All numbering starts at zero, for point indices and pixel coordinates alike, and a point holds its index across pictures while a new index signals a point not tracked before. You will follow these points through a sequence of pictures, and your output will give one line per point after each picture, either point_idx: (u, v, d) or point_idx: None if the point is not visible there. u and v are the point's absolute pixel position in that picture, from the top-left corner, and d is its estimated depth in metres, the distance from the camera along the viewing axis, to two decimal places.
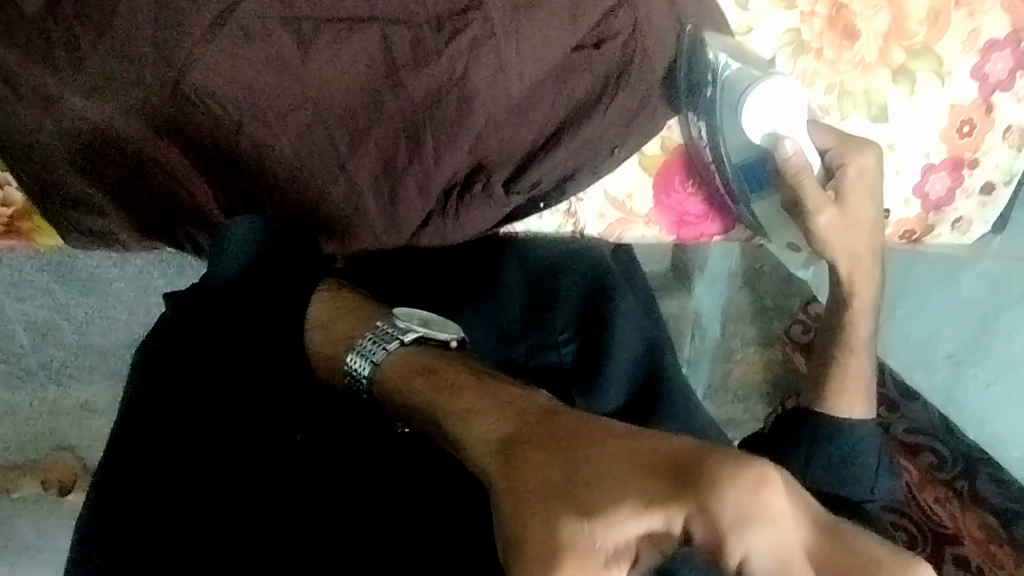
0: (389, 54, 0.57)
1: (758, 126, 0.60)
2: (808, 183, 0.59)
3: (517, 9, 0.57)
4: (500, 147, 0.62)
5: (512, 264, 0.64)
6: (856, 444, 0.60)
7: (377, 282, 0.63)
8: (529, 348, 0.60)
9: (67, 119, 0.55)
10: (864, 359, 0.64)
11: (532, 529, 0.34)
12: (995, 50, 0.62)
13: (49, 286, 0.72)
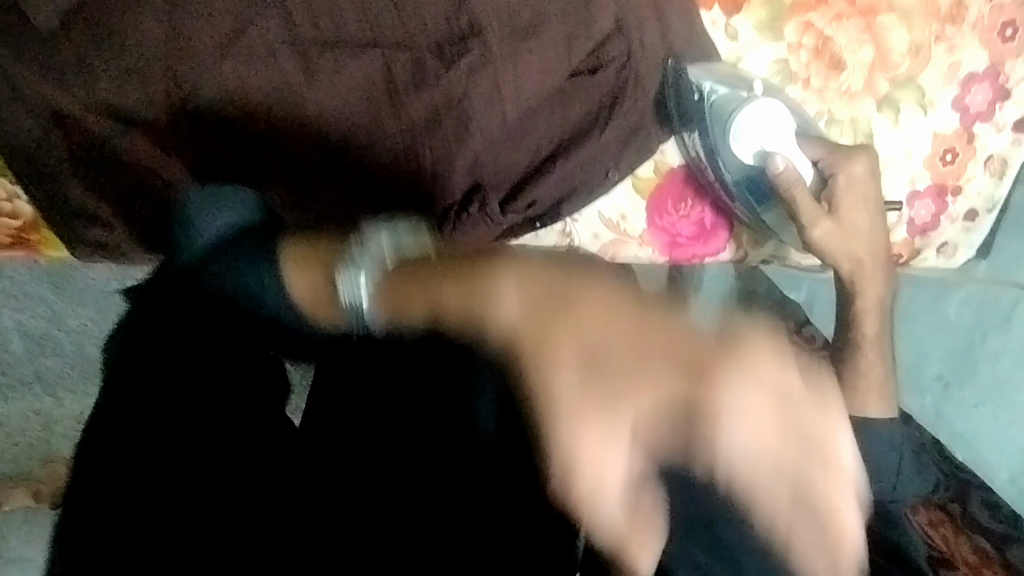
0: (391, 78, 0.59)
1: (747, 144, 0.63)
2: (801, 194, 0.61)
3: (515, 37, 0.59)
4: (496, 168, 0.64)
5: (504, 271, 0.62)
6: (879, 443, 0.61)
7: None
8: None
9: (76, 134, 0.57)
10: (878, 356, 0.61)
11: (560, 379, 0.39)
12: (975, 83, 0.65)
13: (44, 295, 0.74)
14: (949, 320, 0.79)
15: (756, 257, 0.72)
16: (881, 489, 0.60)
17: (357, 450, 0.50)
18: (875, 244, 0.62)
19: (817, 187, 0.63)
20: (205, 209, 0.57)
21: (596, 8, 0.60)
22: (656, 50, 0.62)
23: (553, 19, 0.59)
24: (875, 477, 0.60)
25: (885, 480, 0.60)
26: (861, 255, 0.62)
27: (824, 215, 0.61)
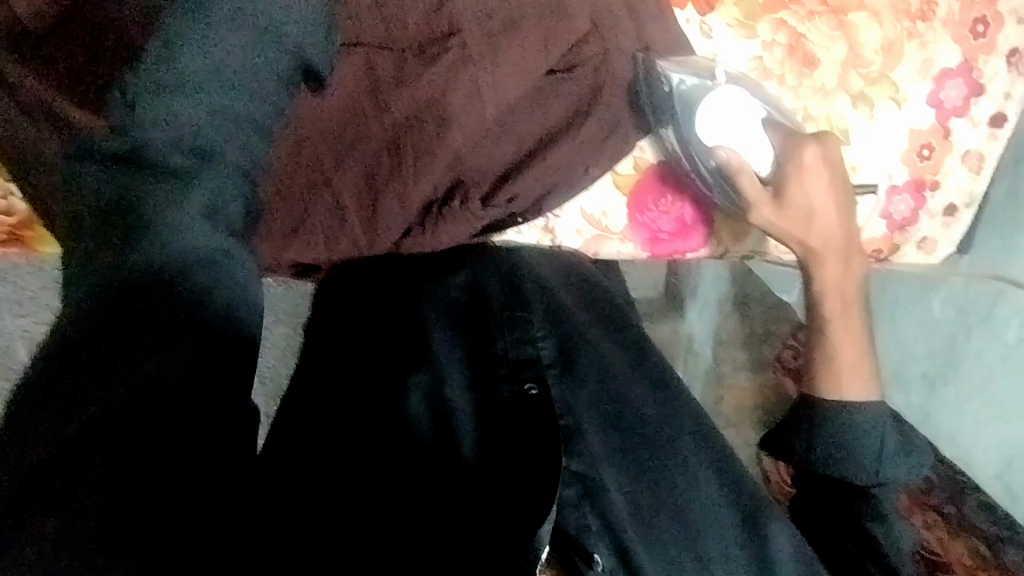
0: (373, 78, 0.61)
1: (712, 128, 0.64)
2: (746, 178, 0.63)
3: (493, 37, 0.61)
4: (477, 165, 0.65)
5: (490, 271, 0.64)
6: (864, 431, 0.61)
7: (355, 291, 0.65)
8: (506, 344, 0.58)
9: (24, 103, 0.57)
10: (844, 342, 0.64)
11: None
12: (949, 78, 0.66)
13: None
14: (933, 315, 0.79)
15: (736, 251, 0.74)
16: (867, 478, 0.60)
17: (330, 433, 0.54)
18: (833, 229, 0.64)
19: (771, 176, 0.64)
20: (174, 129, 0.51)
21: (571, 10, 0.62)
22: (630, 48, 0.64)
23: (529, 20, 0.61)
24: (861, 467, 0.60)
25: (872, 470, 0.60)
26: (816, 241, 0.64)
27: (773, 204, 0.64)
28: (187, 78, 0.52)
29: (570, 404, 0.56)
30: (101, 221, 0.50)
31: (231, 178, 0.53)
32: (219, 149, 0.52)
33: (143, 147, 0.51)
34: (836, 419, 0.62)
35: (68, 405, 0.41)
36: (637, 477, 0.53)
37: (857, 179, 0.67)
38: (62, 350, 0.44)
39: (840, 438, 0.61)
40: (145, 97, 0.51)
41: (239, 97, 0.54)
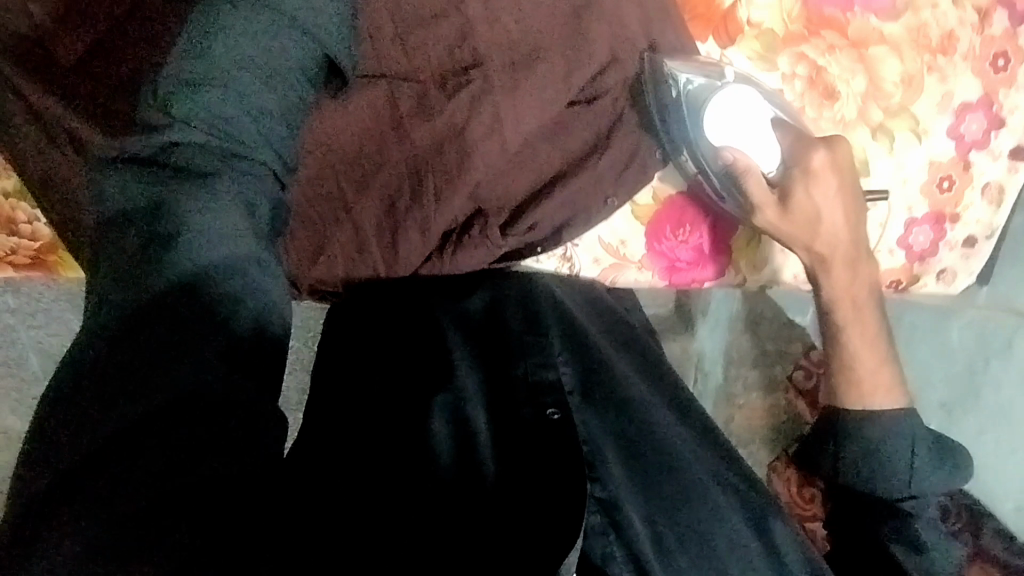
0: (394, 107, 0.61)
1: (720, 129, 0.65)
2: (753, 182, 0.63)
3: (514, 69, 0.61)
4: (496, 194, 0.65)
5: (512, 297, 0.64)
6: (891, 447, 0.61)
7: (374, 311, 0.65)
8: (526, 368, 0.57)
9: (52, 127, 0.60)
10: (863, 359, 0.63)
11: None
12: (969, 111, 0.65)
13: (63, 315, 0.76)
14: (953, 346, 0.77)
15: (754, 281, 0.73)
16: (892, 492, 0.62)
17: (349, 453, 0.52)
18: (840, 235, 0.64)
19: (778, 176, 0.64)
20: (199, 128, 0.50)
21: (593, 41, 0.62)
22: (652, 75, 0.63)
23: (551, 51, 0.61)
24: (885, 482, 0.61)
25: (897, 485, 0.61)
26: (823, 247, 0.64)
27: (778, 208, 0.63)
28: (212, 74, 0.51)
29: (588, 426, 0.56)
30: (127, 223, 0.49)
31: (255, 181, 0.51)
32: (245, 150, 0.51)
33: (172, 147, 0.50)
34: (861, 435, 0.62)
35: (102, 418, 0.42)
36: (654, 499, 0.53)
37: (875, 211, 0.67)
38: (93, 357, 0.44)
39: (865, 453, 0.61)
40: (171, 93, 0.50)
41: (264, 92, 0.52)
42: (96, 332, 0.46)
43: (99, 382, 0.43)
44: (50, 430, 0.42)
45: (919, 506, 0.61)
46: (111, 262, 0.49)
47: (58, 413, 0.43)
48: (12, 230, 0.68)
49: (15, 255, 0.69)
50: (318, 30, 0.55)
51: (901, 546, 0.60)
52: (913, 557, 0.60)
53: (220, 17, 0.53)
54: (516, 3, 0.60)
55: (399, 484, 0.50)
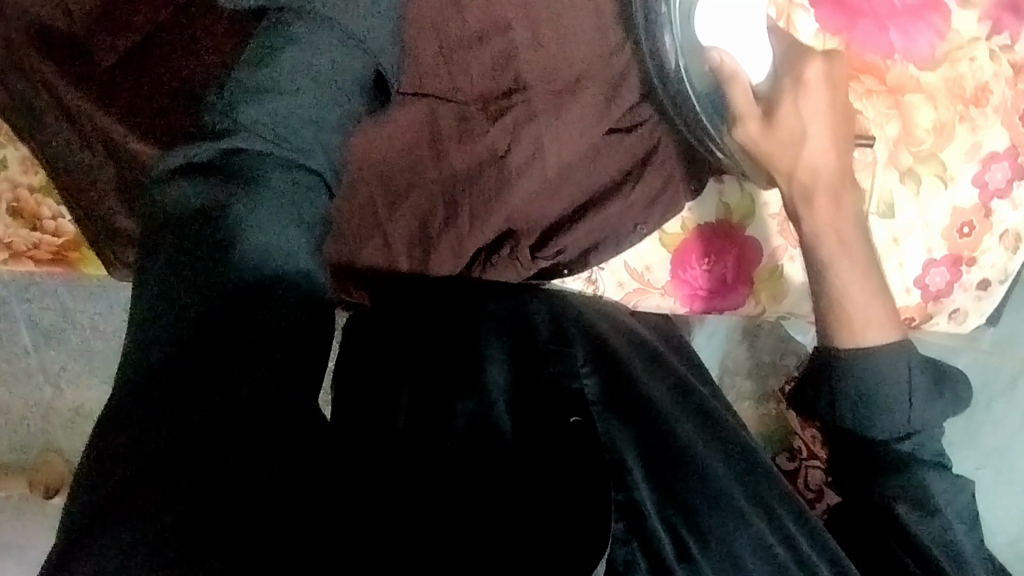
0: (434, 128, 0.62)
1: (708, 35, 0.58)
2: (740, 90, 0.57)
3: (557, 96, 0.61)
4: (528, 214, 0.65)
5: (543, 308, 0.66)
6: (891, 386, 0.55)
7: (400, 321, 0.65)
8: (557, 373, 0.59)
9: (91, 129, 0.62)
10: (856, 299, 0.56)
11: None
12: (995, 161, 0.67)
13: (59, 292, 0.90)
14: None
15: (773, 312, 0.75)
16: (891, 434, 0.56)
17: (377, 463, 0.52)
18: (821, 160, 0.56)
19: (767, 88, 0.58)
20: (259, 133, 0.49)
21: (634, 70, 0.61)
22: (669, 58, 0.58)
23: (593, 80, 0.61)
24: (886, 423, 0.56)
25: (896, 425, 0.56)
26: (804, 173, 0.57)
27: (762, 121, 0.57)
28: (277, 85, 0.51)
29: (612, 436, 0.55)
30: (172, 227, 0.48)
31: (305, 190, 0.50)
32: (298, 160, 0.50)
33: (226, 153, 0.49)
34: (861, 378, 0.55)
35: (140, 430, 0.42)
36: (673, 502, 0.53)
37: (896, 252, 0.69)
38: (145, 367, 0.44)
39: (866, 396, 0.55)
40: (238, 103, 0.50)
41: (324, 106, 0.52)
42: (144, 341, 0.45)
43: (145, 391, 0.43)
44: (101, 445, 0.42)
45: (917, 445, 0.57)
46: (155, 268, 0.47)
47: (103, 423, 0.43)
48: (35, 225, 0.68)
49: (36, 250, 0.69)
50: (369, 50, 0.55)
51: (903, 495, 0.56)
52: (915, 500, 0.56)
53: (289, 32, 0.54)
54: (563, 26, 0.60)
55: (429, 484, 0.49)
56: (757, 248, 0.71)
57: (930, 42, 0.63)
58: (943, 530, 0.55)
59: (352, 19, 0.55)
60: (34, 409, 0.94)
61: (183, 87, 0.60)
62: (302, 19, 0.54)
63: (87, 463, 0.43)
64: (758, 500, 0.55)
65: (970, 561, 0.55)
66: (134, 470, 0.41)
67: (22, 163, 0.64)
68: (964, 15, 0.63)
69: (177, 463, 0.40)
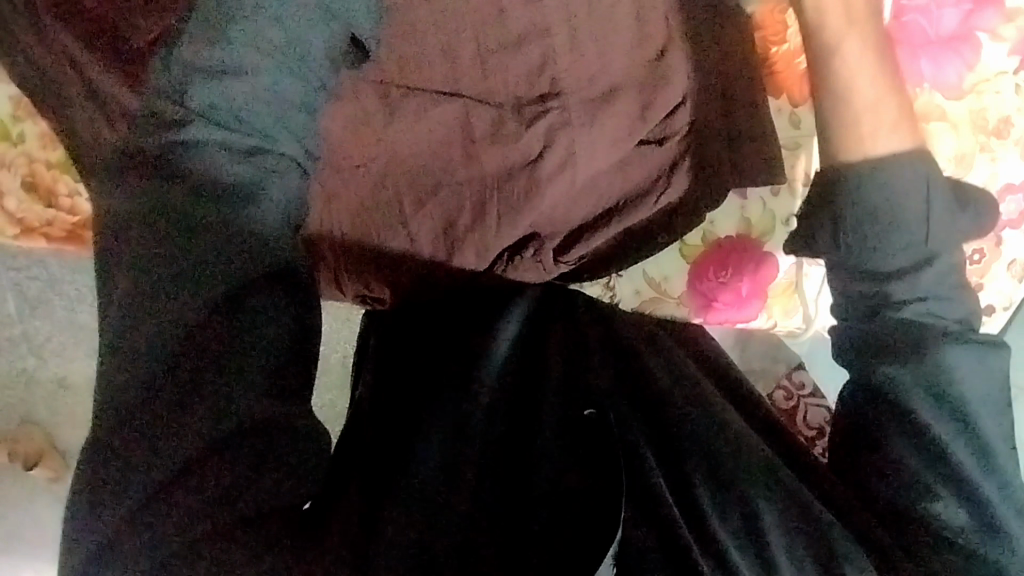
0: (468, 127, 0.61)
1: None
2: None
3: (592, 103, 0.61)
4: (552, 218, 0.65)
5: (562, 304, 0.66)
6: (903, 201, 0.52)
7: (416, 315, 0.66)
8: (570, 357, 0.60)
9: None
10: (865, 86, 0.54)
11: None
12: (1011, 193, 0.68)
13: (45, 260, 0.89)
14: None
15: (785, 326, 0.76)
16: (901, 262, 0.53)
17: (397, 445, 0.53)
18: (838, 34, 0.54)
19: None
20: (223, 124, 0.46)
21: (670, 78, 0.61)
22: None
23: (629, 89, 0.61)
24: (897, 247, 0.53)
25: (908, 251, 0.53)
26: None
27: None
28: (231, 67, 0.46)
29: (626, 421, 0.56)
30: (147, 225, 0.47)
31: (279, 174, 0.48)
32: (262, 144, 0.47)
33: (192, 148, 0.47)
34: (863, 200, 0.52)
35: (174, 427, 0.42)
36: (692, 501, 0.53)
37: None
38: (174, 357, 0.43)
39: (863, 212, 0.52)
40: (187, 85, 0.46)
41: (286, 83, 0.47)
42: (168, 326, 0.45)
43: (179, 383, 0.43)
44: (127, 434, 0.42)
45: (936, 272, 0.53)
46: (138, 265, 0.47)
47: (125, 414, 0.43)
48: (51, 202, 0.66)
49: (51, 226, 0.68)
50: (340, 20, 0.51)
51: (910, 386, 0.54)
52: (940, 396, 0.54)
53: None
54: (604, 32, 0.59)
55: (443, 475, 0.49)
56: (774, 260, 0.71)
57: (959, 72, 0.63)
58: (964, 419, 0.54)
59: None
60: (18, 382, 0.93)
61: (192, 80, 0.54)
62: None
63: (113, 454, 0.42)
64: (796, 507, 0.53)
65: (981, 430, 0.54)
66: (173, 468, 0.42)
67: (41, 139, 0.63)
68: (994, 48, 0.63)
69: (220, 464, 0.42)
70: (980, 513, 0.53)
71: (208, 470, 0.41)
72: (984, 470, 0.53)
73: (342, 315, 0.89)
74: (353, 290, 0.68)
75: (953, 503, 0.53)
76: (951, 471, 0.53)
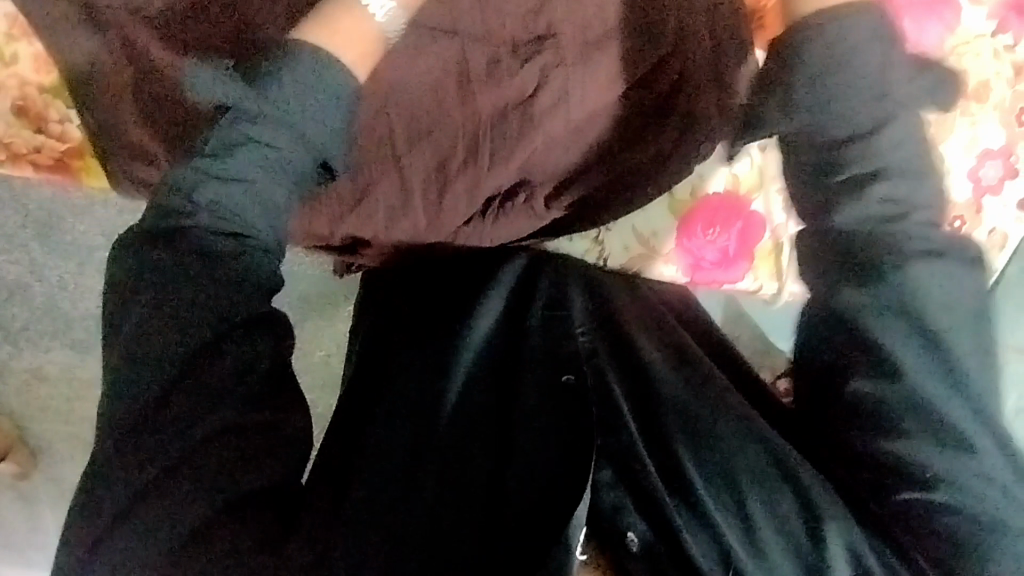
0: (463, 65, 0.62)
1: None
2: None
3: (587, 45, 0.62)
4: (544, 166, 0.67)
5: (543, 273, 0.66)
6: (861, 56, 0.53)
7: (404, 275, 0.67)
8: (543, 318, 0.61)
9: (110, 30, 0.61)
10: None
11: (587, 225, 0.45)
12: (989, 158, 0.70)
13: (30, 242, 0.88)
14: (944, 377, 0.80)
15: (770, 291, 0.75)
16: (859, 128, 0.54)
17: (391, 407, 0.55)
18: None
19: None
20: (222, 182, 0.48)
21: (659, 17, 0.62)
22: None
23: (622, 33, 0.62)
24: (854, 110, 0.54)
25: (870, 111, 0.54)
26: None
27: None
28: (220, 142, 0.49)
29: (601, 374, 0.58)
30: (153, 265, 0.48)
31: (244, 244, 0.48)
32: (264, 196, 0.48)
33: (172, 215, 0.48)
34: (835, 61, 0.53)
35: (178, 351, 0.47)
36: (665, 457, 0.55)
37: None
38: (172, 309, 0.47)
39: (836, 71, 0.53)
40: (202, 155, 0.49)
41: (282, 143, 0.48)
42: (172, 283, 0.47)
43: (177, 319, 0.47)
44: (144, 356, 0.47)
45: (887, 139, 0.54)
46: (142, 290, 0.48)
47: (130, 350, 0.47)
48: (41, 128, 0.67)
49: (38, 153, 0.68)
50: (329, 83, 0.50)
51: (888, 315, 0.55)
52: (913, 323, 0.55)
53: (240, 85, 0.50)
54: None
55: (430, 465, 0.51)
56: (761, 219, 0.73)
57: (939, 34, 0.65)
58: (934, 342, 0.54)
59: (298, 77, 0.49)
60: None
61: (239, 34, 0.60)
62: (259, 70, 0.50)
63: (133, 363, 0.47)
64: (772, 459, 0.55)
65: (962, 359, 0.54)
66: (174, 380, 0.46)
67: (35, 61, 0.63)
68: (973, 11, 0.65)
69: (234, 385, 0.47)
70: (956, 445, 0.53)
71: (205, 390, 0.46)
72: (954, 393, 0.54)
73: (329, 308, 0.87)
74: (343, 235, 0.68)
75: (928, 439, 0.54)
76: (930, 408, 0.54)
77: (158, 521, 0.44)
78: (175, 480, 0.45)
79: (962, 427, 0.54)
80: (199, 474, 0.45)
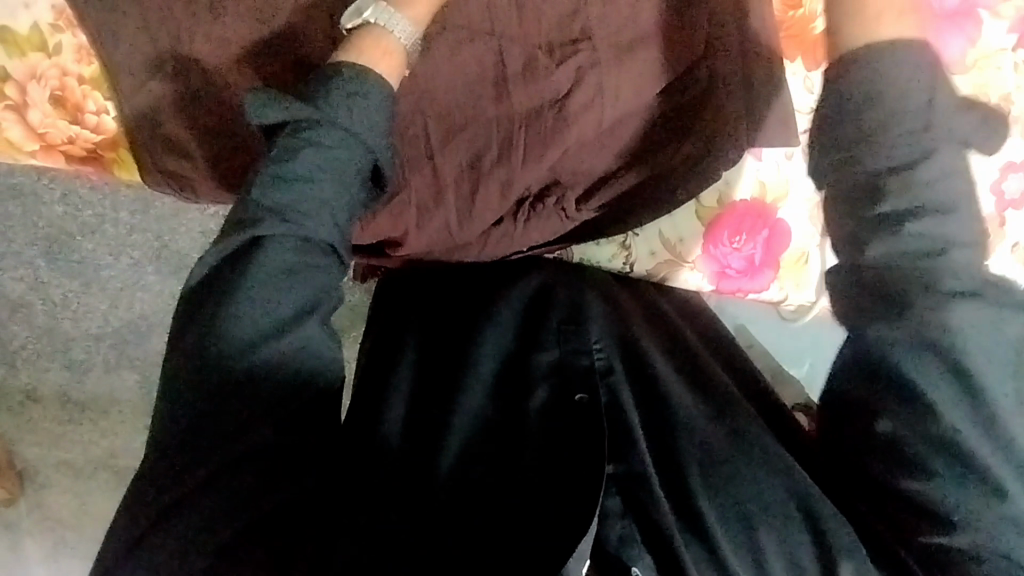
0: (500, 65, 0.63)
1: None
2: None
3: (621, 49, 0.64)
4: (575, 168, 0.68)
5: (565, 285, 0.67)
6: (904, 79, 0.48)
7: (420, 288, 0.69)
8: (558, 335, 0.62)
9: (155, 25, 0.62)
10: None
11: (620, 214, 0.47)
12: (1012, 171, 0.71)
13: (35, 260, 0.85)
14: None
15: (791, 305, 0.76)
16: (907, 158, 0.48)
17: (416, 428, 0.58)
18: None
19: None
20: (291, 189, 0.48)
21: (693, 18, 0.63)
22: None
23: (654, 37, 0.64)
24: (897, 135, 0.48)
25: (908, 135, 0.48)
26: None
27: None
28: (281, 151, 0.49)
29: (615, 394, 0.60)
30: (218, 278, 0.48)
31: (308, 245, 0.49)
32: (327, 202, 0.49)
33: (240, 226, 0.48)
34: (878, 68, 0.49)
35: (218, 364, 0.47)
36: (676, 485, 0.57)
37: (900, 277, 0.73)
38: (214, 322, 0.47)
39: (891, 96, 0.48)
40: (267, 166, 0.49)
41: (343, 152, 0.50)
42: (216, 295, 0.48)
43: (218, 332, 0.47)
44: (188, 367, 0.47)
45: (927, 174, 0.48)
46: (195, 306, 0.48)
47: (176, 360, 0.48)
48: (76, 119, 0.67)
49: (70, 145, 0.69)
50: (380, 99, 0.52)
51: (910, 362, 0.50)
52: (941, 364, 0.49)
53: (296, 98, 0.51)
54: None
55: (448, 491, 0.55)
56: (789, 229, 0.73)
57: (961, 47, 0.68)
58: (962, 385, 0.49)
59: (344, 82, 0.51)
60: None
61: (281, 32, 0.63)
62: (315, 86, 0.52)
63: (176, 374, 0.47)
64: (792, 497, 0.55)
65: (990, 405, 0.49)
66: (212, 391, 0.47)
67: (76, 52, 0.64)
68: (996, 25, 0.67)
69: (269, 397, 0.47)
70: (978, 488, 0.50)
71: (244, 402, 0.47)
72: (981, 437, 0.50)
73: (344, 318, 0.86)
74: (372, 232, 0.68)
75: (944, 478, 0.50)
76: (948, 447, 0.50)
77: (194, 526, 0.46)
78: (210, 490, 0.46)
79: (989, 471, 0.49)
80: (236, 485, 0.46)
